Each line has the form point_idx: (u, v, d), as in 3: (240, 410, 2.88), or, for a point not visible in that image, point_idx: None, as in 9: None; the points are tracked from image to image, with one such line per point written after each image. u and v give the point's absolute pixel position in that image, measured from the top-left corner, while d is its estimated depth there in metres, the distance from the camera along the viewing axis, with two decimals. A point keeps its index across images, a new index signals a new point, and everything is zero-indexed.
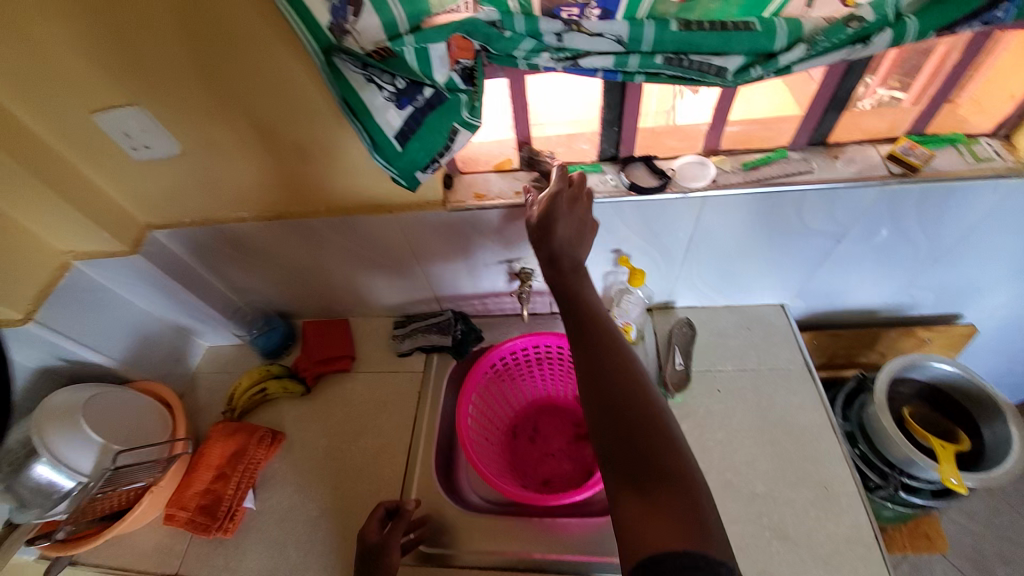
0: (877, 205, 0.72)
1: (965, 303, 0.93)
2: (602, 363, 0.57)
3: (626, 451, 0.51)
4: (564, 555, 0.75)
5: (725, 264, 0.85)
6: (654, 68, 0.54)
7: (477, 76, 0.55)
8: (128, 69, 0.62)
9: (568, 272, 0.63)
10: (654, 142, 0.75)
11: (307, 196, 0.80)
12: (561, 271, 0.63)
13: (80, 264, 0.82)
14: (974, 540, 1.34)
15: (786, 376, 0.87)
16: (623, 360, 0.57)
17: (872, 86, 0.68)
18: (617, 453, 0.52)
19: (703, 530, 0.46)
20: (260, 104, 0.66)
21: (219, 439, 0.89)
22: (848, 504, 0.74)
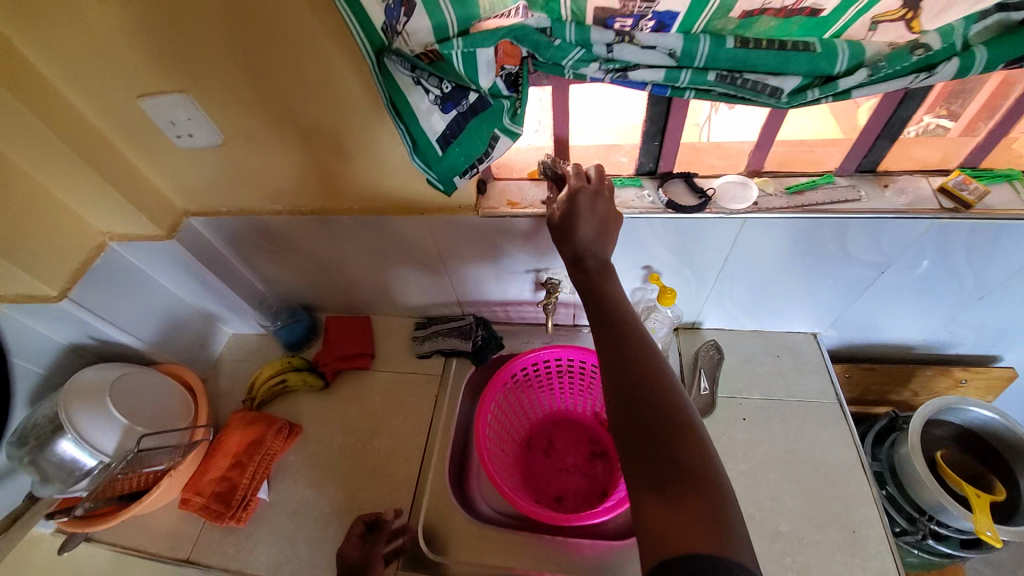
0: (926, 238, 0.69)
1: (1010, 345, 0.88)
2: (621, 353, 0.54)
3: (643, 447, 0.48)
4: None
5: (758, 288, 0.82)
6: (705, 84, 0.53)
7: (521, 83, 0.56)
8: (178, 58, 0.63)
9: (593, 271, 0.60)
10: (693, 159, 0.74)
11: (339, 192, 0.80)
12: (585, 270, 0.60)
13: (115, 245, 0.83)
14: None
15: (816, 409, 0.84)
16: (644, 351, 0.54)
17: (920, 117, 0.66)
18: (634, 448, 0.49)
19: (724, 532, 0.42)
20: (303, 100, 0.66)
21: (238, 428, 0.90)
22: (877, 551, 0.71)
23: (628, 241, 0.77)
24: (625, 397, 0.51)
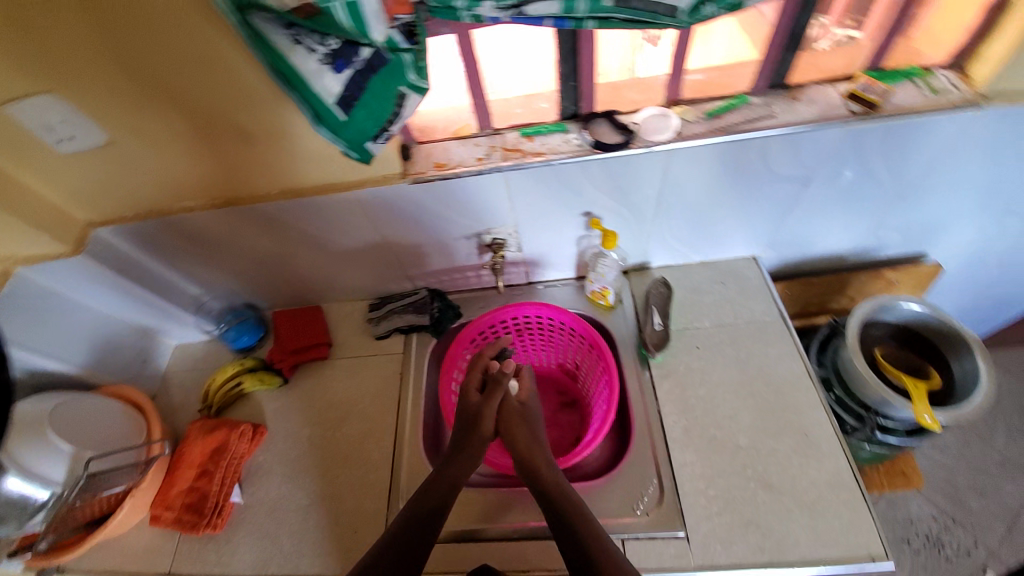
0: (842, 145, 0.71)
1: (932, 240, 0.94)
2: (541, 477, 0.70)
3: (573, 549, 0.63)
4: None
5: (695, 220, 0.84)
6: (604, 12, 0.52)
7: (418, 33, 0.51)
8: (34, 53, 0.56)
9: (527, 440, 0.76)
10: (614, 98, 0.74)
11: (254, 178, 0.76)
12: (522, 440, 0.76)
13: (24, 271, 0.75)
14: (947, 473, 1.43)
15: (762, 328, 0.88)
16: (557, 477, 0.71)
17: (828, 27, 0.69)
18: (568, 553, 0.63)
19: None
20: (189, 82, 0.61)
21: (199, 438, 0.87)
22: (829, 450, 0.76)
23: (565, 190, 0.77)
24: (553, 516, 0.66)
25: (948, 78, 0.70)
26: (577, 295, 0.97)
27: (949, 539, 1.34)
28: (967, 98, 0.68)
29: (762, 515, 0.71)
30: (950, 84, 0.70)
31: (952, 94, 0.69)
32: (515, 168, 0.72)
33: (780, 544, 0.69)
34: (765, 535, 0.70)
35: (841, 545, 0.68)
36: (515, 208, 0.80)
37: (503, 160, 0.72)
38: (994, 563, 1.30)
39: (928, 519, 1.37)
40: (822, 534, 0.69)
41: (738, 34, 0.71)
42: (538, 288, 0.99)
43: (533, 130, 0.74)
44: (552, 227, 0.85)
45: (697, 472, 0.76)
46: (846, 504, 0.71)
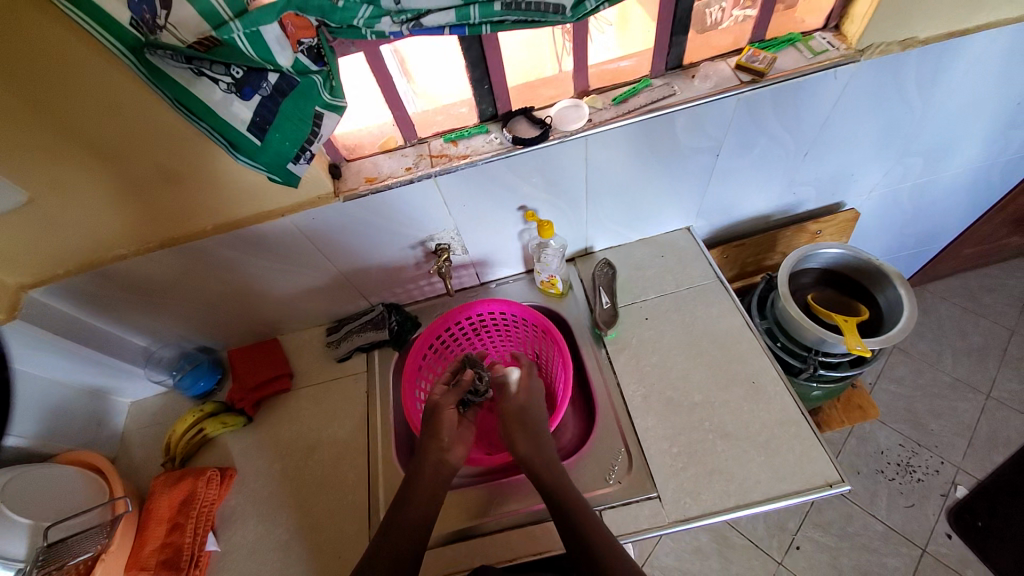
0: (739, 113, 0.77)
1: (845, 190, 1.01)
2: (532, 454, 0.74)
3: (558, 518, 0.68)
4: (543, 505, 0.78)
5: (624, 199, 0.89)
6: (496, 15, 0.56)
7: (326, 55, 0.54)
8: None
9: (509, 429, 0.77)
10: (530, 96, 0.78)
11: (187, 215, 0.76)
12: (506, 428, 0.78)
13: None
14: (907, 402, 1.53)
15: (702, 291, 0.94)
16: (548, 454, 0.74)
17: (727, 10, 0.74)
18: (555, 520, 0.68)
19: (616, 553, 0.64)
20: (103, 128, 0.61)
21: (164, 491, 0.82)
22: (774, 392, 0.82)
23: (496, 187, 0.80)
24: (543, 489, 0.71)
25: (826, 38, 0.76)
26: (529, 288, 1.01)
27: (918, 463, 1.44)
28: (845, 54, 0.74)
29: (722, 461, 0.76)
30: (828, 44, 0.75)
31: (831, 53, 0.74)
32: (443, 172, 0.75)
33: (743, 486, 0.74)
34: (729, 480, 0.75)
35: (799, 477, 0.74)
36: (452, 211, 0.83)
37: (431, 167, 0.75)
38: (962, 477, 1.41)
39: (896, 448, 1.46)
40: (779, 469, 0.75)
41: (648, 21, 0.71)
42: (491, 287, 1.02)
43: (456, 135, 0.77)
44: (492, 225, 0.88)
45: (661, 434, 0.80)
46: (796, 438, 0.77)
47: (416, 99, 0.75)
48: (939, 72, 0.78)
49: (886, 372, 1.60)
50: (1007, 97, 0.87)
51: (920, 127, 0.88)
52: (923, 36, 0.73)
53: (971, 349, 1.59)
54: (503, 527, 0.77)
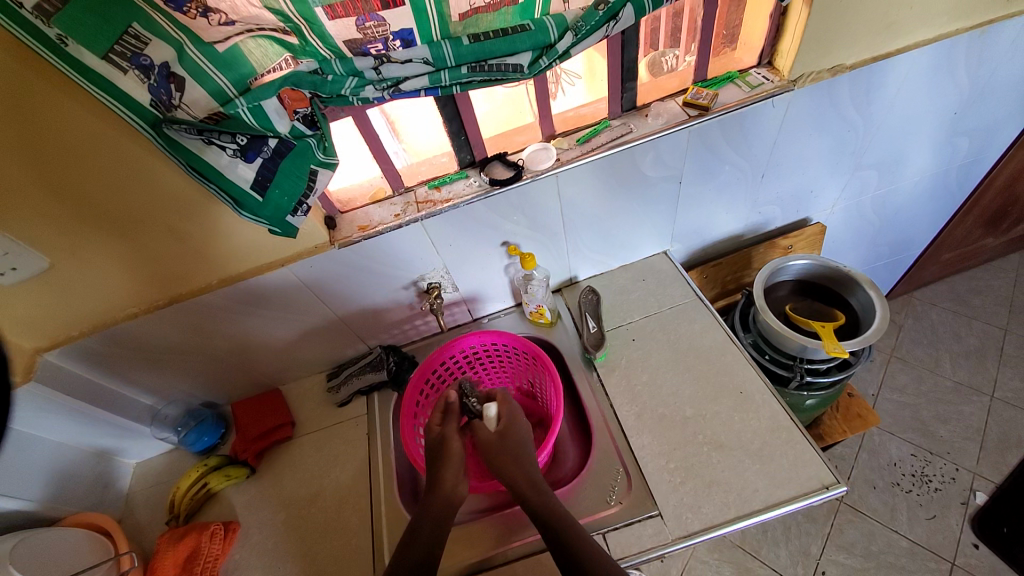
0: (693, 144, 0.85)
1: (808, 206, 1.08)
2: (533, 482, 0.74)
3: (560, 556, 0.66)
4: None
5: (600, 228, 0.96)
6: (464, 77, 0.64)
7: (319, 121, 0.64)
8: None
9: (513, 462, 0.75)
10: (505, 143, 0.86)
11: (193, 270, 0.82)
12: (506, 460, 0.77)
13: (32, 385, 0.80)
14: (912, 411, 1.53)
15: (683, 309, 0.98)
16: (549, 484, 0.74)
17: (680, 57, 0.84)
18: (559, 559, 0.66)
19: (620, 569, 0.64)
20: (121, 196, 0.69)
21: (168, 547, 0.82)
22: (763, 400, 0.84)
23: (479, 225, 0.86)
24: (544, 517, 0.70)
25: (762, 73, 0.85)
26: (520, 320, 1.05)
27: (932, 472, 1.41)
28: (780, 85, 0.83)
29: (718, 472, 0.78)
30: (764, 78, 0.84)
31: (767, 85, 0.83)
32: (429, 216, 0.82)
33: (742, 495, 0.75)
34: (727, 491, 0.76)
35: (795, 482, 0.75)
36: (439, 251, 0.89)
37: (418, 212, 0.82)
38: (980, 483, 1.38)
39: (909, 458, 1.44)
40: (774, 475, 0.76)
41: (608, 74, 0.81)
42: (484, 322, 1.07)
43: (438, 182, 0.85)
44: (478, 263, 0.94)
45: (657, 450, 0.82)
46: (788, 443, 0.79)
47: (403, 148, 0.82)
48: (870, 92, 0.87)
49: (887, 382, 1.60)
50: (938, 109, 0.95)
51: (865, 142, 0.96)
52: (850, 63, 0.82)
53: (967, 351, 1.61)
54: (505, 560, 0.77)
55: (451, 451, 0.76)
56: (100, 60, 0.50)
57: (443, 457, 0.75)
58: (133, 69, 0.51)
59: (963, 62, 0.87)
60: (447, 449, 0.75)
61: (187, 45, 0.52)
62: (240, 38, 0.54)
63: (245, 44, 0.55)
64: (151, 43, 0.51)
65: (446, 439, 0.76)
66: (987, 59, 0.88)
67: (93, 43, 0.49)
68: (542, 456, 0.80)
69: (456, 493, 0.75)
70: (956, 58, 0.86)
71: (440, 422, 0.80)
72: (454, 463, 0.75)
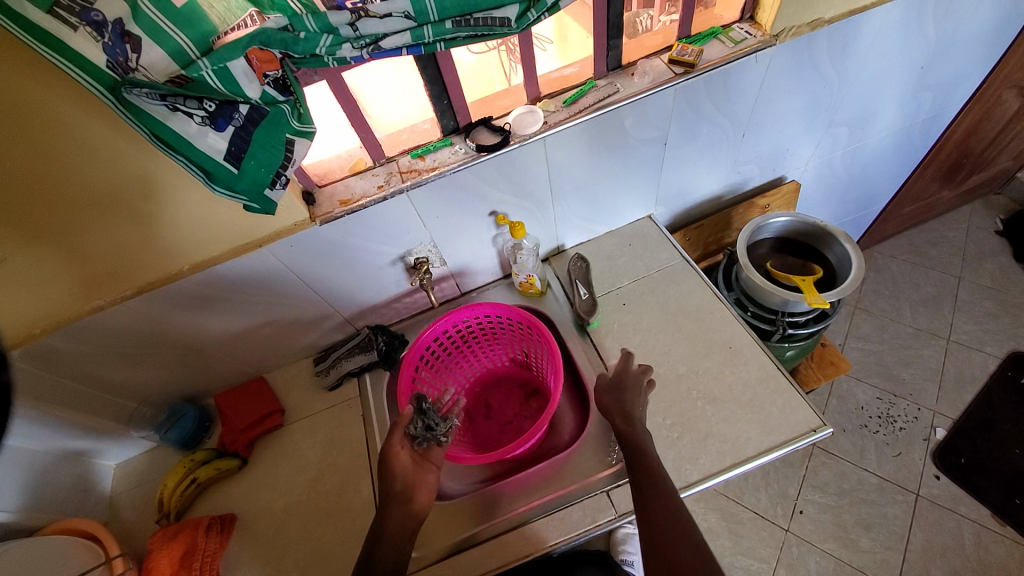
0: (678, 103, 0.84)
1: (784, 164, 1.10)
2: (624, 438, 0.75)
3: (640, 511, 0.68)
4: (572, 487, 0.80)
5: (588, 193, 0.95)
6: (448, 33, 0.61)
7: (291, 85, 0.60)
8: None
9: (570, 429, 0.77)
10: (487, 108, 0.82)
11: (161, 257, 0.76)
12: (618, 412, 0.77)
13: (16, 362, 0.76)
14: (876, 356, 1.63)
15: (670, 271, 1.00)
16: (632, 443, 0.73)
17: (655, 18, 0.81)
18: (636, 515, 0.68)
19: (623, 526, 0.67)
20: (74, 176, 0.62)
21: (161, 548, 0.78)
22: (751, 353, 0.87)
23: (466, 195, 0.84)
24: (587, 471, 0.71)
25: (745, 28, 0.84)
26: (509, 291, 1.04)
27: (897, 412, 1.52)
28: (762, 40, 0.82)
29: (714, 424, 0.81)
30: (747, 33, 0.83)
31: (750, 41, 0.82)
32: (414, 186, 0.78)
33: (737, 443, 0.78)
34: (723, 441, 0.79)
35: (784, 428, 0.78)
36: (426, 224, 0.86)
37: (403, 182, 0.79)
38: (939, 420, 1.50)
39: (874, 401, 1.55)
40: (766, 423, 0.79)
41: (585, 37, 0.79)
42: (473, 295, 1.05)
43: (422, 150, 0.81)
44: (466, 234, 0.92)
45: (654, 408, 0.84)
46: (777, 391, 0.82)
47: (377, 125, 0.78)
48: (847, 46, 0.87)
49: (853, 332, 1.70)
50: (907, 62, 0.97)
51: (841, 98, 0.98)
52: (830, 16, 0.82)
53: (925, 299, 1.72)
54: (490, 535, 0.78)
55: (398, 468, 0.74)
56: (45, 16, 0.44)
57: (387, 475, 0.74)
58: (84, 25, 0.45)
59: (933, 15, 0.89)
60: (393, 465, 0.74)
61: None
62: None
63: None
64: None
65: (391, 456, 0.75)
66: (953, 12, 0.91)
67: None
68: (552, 410, 0.82)
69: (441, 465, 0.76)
70: (925, 12, 0.88)
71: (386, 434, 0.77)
72: (397, 485, 0.73)
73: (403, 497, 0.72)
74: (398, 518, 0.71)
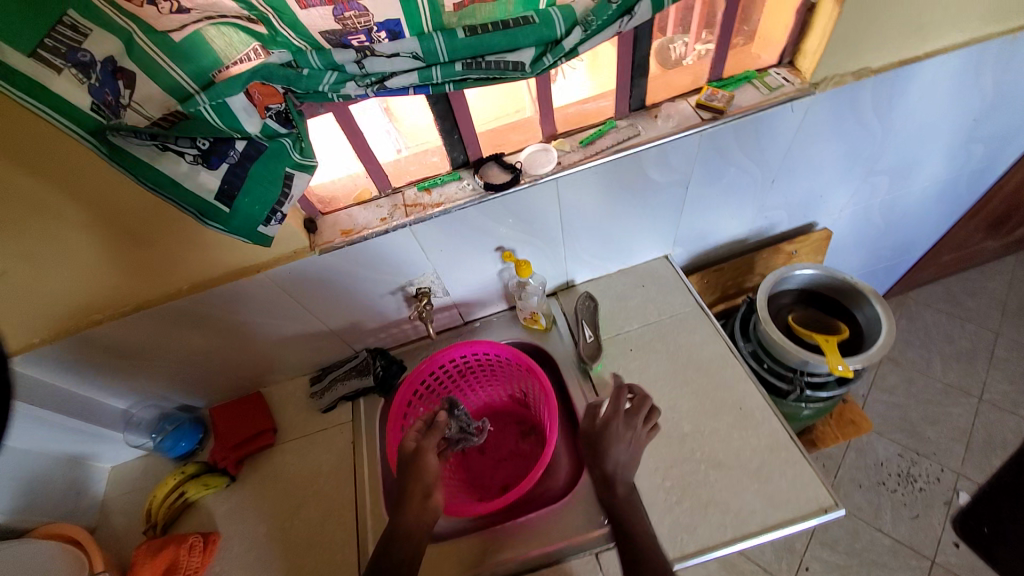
0: (703, 148, 0.80)
1: (815, 211, 1.04)
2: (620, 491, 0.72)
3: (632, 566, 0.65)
4: (562, 544, 0.76)
5: (601, 233, 0.90)
6: (457, 75, 0.58)
7: (294, 118, 0.58)
8: None
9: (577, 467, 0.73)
10: (500, 140, 0.79)
11: (160, 276, 0.75)
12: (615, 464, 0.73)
13: (16, 364, 0.77)
14: (900, 411, 1.54)
15: (684, 318, 0.95)
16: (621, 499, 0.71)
17: (690, 44, 0.76)
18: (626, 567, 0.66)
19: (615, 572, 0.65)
20: (76, 199, 0.62)
21: (144, 561, 0.79)
22: (763, 417, 0.82)
23: (472, 231, 0.81)
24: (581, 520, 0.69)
25: (781, 74, 0.79)
26: (514, 324, 1.00)
27: (918, 472, 1.43)
28: (799, 88, 0.77)
29: (717, 492, 0.76)
30: (783, 79, 0.78)
31: (786, 88, 0.77)
32: (419, 221, 0.76)
33: (740, 516, 0.73)
34: (725, 512, 0.74)
35: (792, 504, 0.73)
36: (430, 256, 0.83)
37: (407, 217, 0.76)
38: (963, 484, 1.40)
39: (895, 458, 1.46)
40: (773, 497, 0.74)
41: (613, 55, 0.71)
42: (475, 325, 1.02)
43: (429, 183, 0.78)
44: (471, 267, 0.89)
45: (653, 467, 0.79)
46: (788, 463, 0.77)
47: (399, 138, 0.74)
48: (893, 98, 0.81)
49: (877, 382, 1.60)
50: (958, 114, 0.90)
51: (882, 148, 0.91)
52: (875, 66, 0.76)
53: (959, 353, 1.61)
54: None
55: (425, 468, 0.74)
56: (27, 58, 0.43)
57: (414, 472, 0.73)
58: (69, 67, 0.44)
59: (992, 68, 0.82)
60: (421, 465, 0.74)
61: (137, 35, 0.45)
62: (199, 25, 0.47)
63: (206, 30, 0.47)
64: (92, 33, 0.43)
65: (420, 455, 0.75)
66: (1015, 64, 0.83)
67: (17, 38, 0.42)
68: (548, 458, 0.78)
69: (429, 497, 0.72)
70: (983, 65, 0.81)
71: (418, 434, 0.78)
72: (423, 480, 0.73)
73: (425, 491, 0.72)
74: (416, 512, 0.71)
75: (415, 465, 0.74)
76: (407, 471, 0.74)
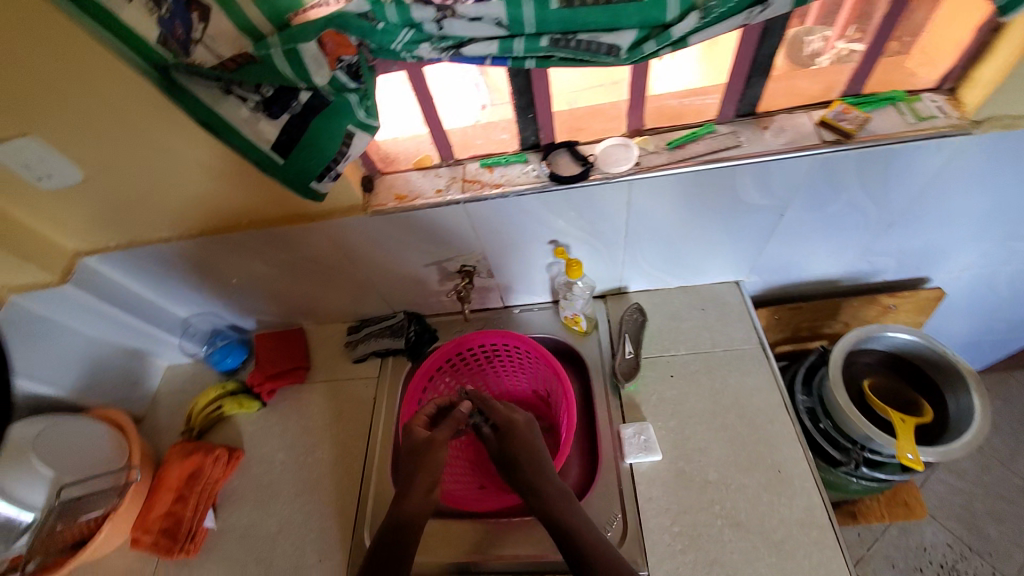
0: (813, 175, 0.68)
1: (932, 266, 0.88)
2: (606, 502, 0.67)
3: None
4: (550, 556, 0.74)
5: (669, 246, 0.82)
6: (542, 51, 0.51)
7: (364, 73, 0.53)
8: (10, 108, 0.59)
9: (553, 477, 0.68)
10: (578, 125, 0.73)
11: (222, 210, 0.78)
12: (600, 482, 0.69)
13: (88, 260, 0.83)
14: (964, 499, 1.35)
15: (740, 356, 0.85)
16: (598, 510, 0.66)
17: (831, 40, 0.64)
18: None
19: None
20: (155, 126, 0.64)
21: (177, 460, 0.88)
22: (801, 486, 0.73)
23: (527, 219, 0.76)
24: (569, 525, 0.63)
25: (937, 102, 0.64)
26: (555, 319, 0.96)
27: (966, 569, 1.26)
28: (955, 123, 0.62)
29: (727, 554, 0.69)
30: (937, 110, 0.64)
31: (938, 120, 0.63)
32: (473, 200, 0.72)
33: None
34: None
35: None
36: (480, 236, 0.80)
37: (462, 192, 0.73)
38: None
39: (942, 548, 1.29)
40: None
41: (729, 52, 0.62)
42: (515, 311, 0.98)
43: (493, 160, 0.74)
44: (520, 255, 0.84)
45: (664, 507, 0.74)
46: (818, 545, 0.69)
47: (488, 92, 0.70)
48: None
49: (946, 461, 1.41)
50: None
51: None
52: None
53: None
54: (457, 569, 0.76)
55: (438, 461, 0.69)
56: None
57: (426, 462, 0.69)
58: None
59: None
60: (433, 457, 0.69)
61: None
62: None
63: None
64: None
65: (434, 446, 0.70)
66: None
67: None
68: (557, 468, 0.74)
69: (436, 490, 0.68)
70: None
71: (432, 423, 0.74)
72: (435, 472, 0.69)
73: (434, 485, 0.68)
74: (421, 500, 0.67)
75: (427, 455, 0.70)
76: (418, 458, 0.70)
